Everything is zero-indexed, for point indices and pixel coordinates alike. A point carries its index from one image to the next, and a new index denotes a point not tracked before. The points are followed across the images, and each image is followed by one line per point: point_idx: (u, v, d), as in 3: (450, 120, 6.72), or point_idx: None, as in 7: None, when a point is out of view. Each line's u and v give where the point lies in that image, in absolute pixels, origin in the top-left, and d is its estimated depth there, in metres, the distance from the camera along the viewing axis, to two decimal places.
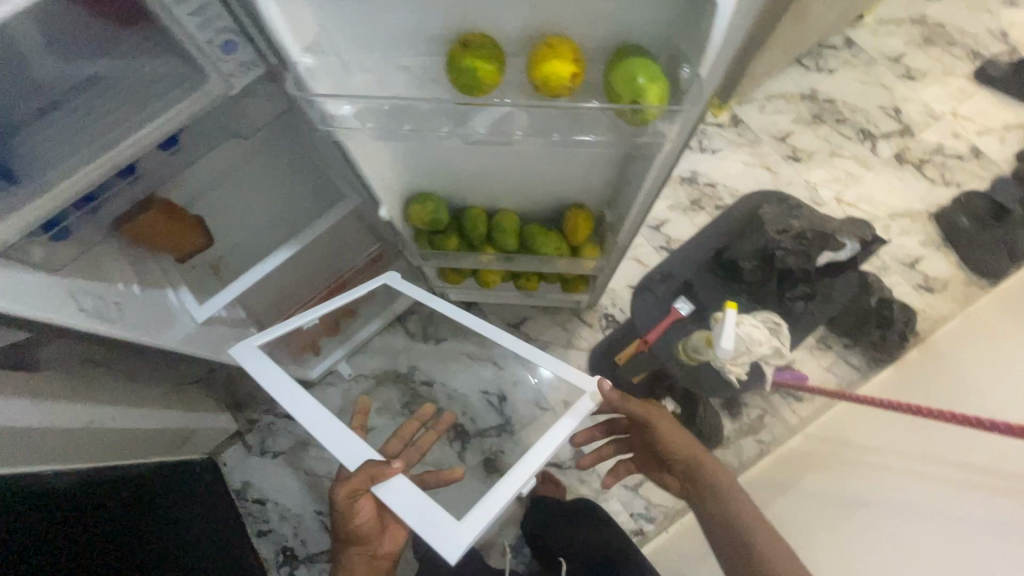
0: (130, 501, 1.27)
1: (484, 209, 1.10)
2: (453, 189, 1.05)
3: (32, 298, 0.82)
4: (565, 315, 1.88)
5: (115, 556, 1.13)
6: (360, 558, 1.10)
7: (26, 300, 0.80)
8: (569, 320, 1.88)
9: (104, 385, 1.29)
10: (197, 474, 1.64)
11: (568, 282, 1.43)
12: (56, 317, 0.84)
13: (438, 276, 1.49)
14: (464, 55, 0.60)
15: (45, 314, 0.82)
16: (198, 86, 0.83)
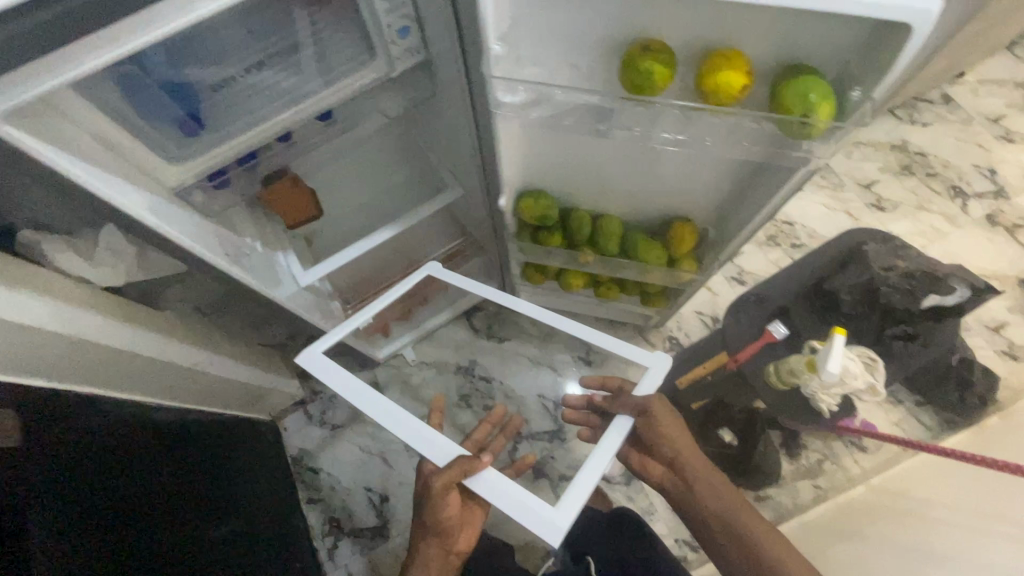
0: (208, 440, 1.37)
1: (590, 212, 1.15)
2: (566, 189, 1.10)
3: (198, 234, 0.90)
4: (629, 331, 1.89)
5: (194, 487, 1.23)
6: (438, 552, 1.15)
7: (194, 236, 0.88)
8: (632, 337, 1.89)
9: (208, 333, 1.37)
10: (262, 433, 1.72)
11: (650, 297, 1.45)
12: (213, 256, 0.92)
13: (521, 274, 1.54)
14: (645, 58, 0.64)
15: (206, 251, 0.90)
16: (364, 64, 0.89)
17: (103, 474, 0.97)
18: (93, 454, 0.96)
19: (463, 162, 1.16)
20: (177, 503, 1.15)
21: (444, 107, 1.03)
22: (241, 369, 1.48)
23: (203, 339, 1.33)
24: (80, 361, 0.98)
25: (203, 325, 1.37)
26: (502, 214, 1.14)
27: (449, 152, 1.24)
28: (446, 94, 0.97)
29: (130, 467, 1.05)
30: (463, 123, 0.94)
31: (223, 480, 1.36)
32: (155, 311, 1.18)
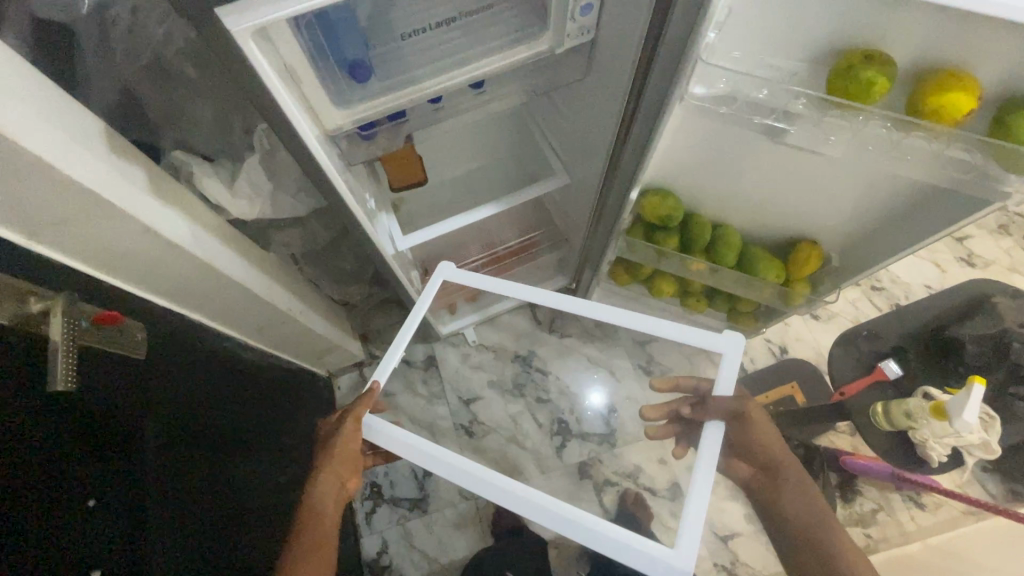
0: (276, 387, 1.38)
1: (710, 220, 1.13)
2: (693, 194, 1.08)
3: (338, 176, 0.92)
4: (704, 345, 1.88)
5: (260, 427, 1.26)
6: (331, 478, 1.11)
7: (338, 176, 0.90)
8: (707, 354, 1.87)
9: (297, 281, 1.38)
10: (319, 388, 1.73)
11: (737, 313, 1.43)
12: (346, 194, 0.94)
13: (607, 270, 1.55)
14: (871, 67, 0.63)
15: (342, 192, 0.93)
16: (534, 37, 0.89)
17: (201, 397, 1.01)
18: (196, 376, 1.00)
19: (588, 151, 1.15)
20: (248, 438, 1.20)
21: (591, 91, 1.02)
22: (320, 322, 1.49)
23: (295, 288, 1.34)
24: (203, 291, 0.99)
25: (294, 273, 1.37)
26: (620, 209, 1.13)
27: (572, 137, 1.23)
28: (600, 78, 0.96)
29: (218, 395, 1.08)
30: (614, 112, 0.94)
31: (282, 427, 1.38)
32: (263, 253, 1.20)
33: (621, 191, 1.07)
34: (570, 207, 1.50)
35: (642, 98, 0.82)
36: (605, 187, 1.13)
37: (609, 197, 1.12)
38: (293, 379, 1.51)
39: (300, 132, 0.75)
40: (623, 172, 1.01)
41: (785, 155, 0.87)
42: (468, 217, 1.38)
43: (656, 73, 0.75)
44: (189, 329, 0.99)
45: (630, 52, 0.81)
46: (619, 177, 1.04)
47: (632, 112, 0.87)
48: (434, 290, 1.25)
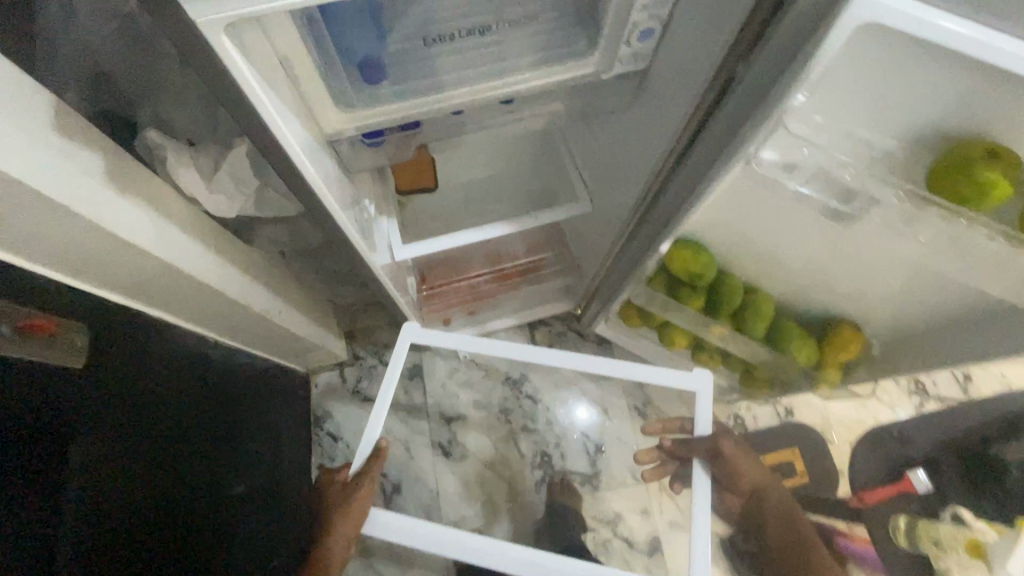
0: (245, 387, 1.27)
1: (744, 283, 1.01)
2: (731, 255, 0.96)
3: (331, 184, 0.80)
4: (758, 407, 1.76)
5: (233, 435, 1.20)
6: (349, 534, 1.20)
7: (328, 185, 0.78)
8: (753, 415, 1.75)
9: (281, 276, 1.25)
10: (294, 385, 1.62)
11: (748, 376, 1.32)
12: (336, 206, 0.82)
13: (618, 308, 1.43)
14: (990, 168, 0.51)
15: (332, 201, 0.80)
16: (579, 55, 0.77)
17: (165, 414, 0.93)
18: (162, 393, 0.92)
19: (619, 185, 1.02)
20: (220, 448, 1.14)
21: (636, 121, 0.89)
22: (301, 321, 1.36)
23: (278, 284, 1.22)
24: (165, 287, 0.87)
25: (279, 267, 1.25)
26: (646, 255, 1.01)
27: (604, 165, 1.10)
28: (648, 110, 0.84)
29: (186, 405, 1.01)
30: (660, 152, 0.81)
31: (253, 432, 1.31)
32: (245, 245, 1.08)
33: (652, 238, 0.96)
34: (588, 236, 1.38)
35: (700, 142, 0.70)
36: (635, 230, 1.01)
37: (638, 240, 1.00)
38: (265, 377, 1.40)
39: (284, 140, 0.64)
40: (660, 215, 0.89)
41: (855, 236, 0.74)
42: (476, 235, 1.26)
43: (720, 120, 0.64)
44: (152, 339, 0.90)
45: (691, 90, 0.68)
46: (653, 221, 0.92)
47: (684, 156, 0.75)
48: (404, 351, 1.28)
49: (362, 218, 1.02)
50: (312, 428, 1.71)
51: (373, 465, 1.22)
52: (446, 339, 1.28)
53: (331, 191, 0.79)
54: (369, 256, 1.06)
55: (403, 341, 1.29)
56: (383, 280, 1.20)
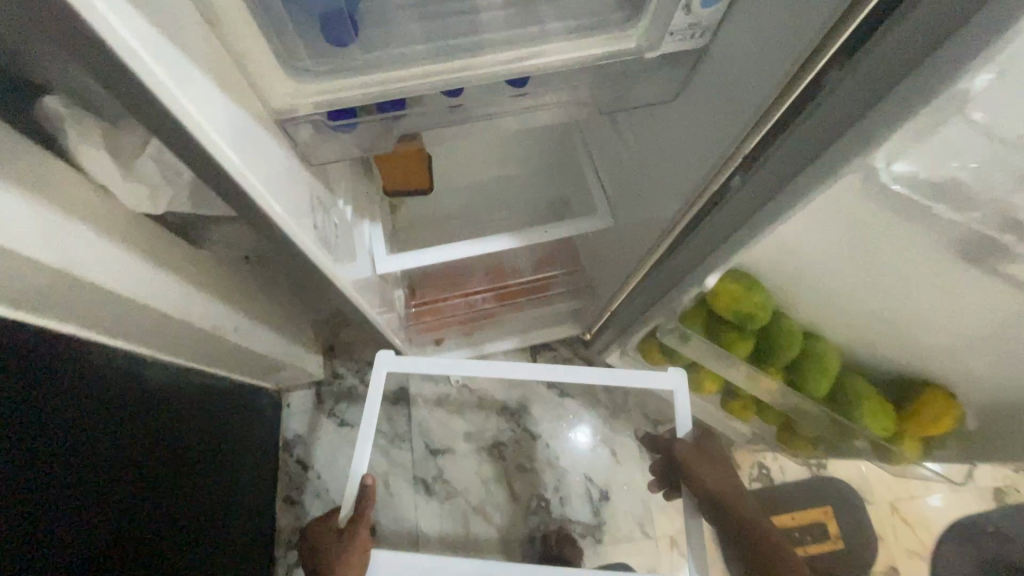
0: (200, 416, 1.08)
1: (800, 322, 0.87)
2: (790, 291, 0.82)
3: (271, 179, 0.62)
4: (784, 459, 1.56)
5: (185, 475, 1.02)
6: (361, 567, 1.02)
7: (265, 178, 0.61)
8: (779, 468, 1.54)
9: (243, 284, 1.06)
10: (260, 406, 1.42)
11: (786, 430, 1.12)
12: (276, 207, 0.64)
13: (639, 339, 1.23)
14: None
15: (272, 200, 0.63)
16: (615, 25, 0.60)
17: (89, 467, 0.75)
18: (85, 439, 0.75)
19: (657, 193, 0.86)
20: (169, 493, 0.96)
21: (687, 112, 0.73)
22: (267, 338, 1.17)
23: (236, 294, 1.03)
24: (66, 297, 0.68)
25: (242, 274, 1.06)
26: (685, 279, 0.84)
27: (635, 170, 0.93)
28: (709, 97, 0.68)
29: (118, 439, 0.82)
30: (727, 147, 0.66)
31: (211, 471, 1.13)
32: (193, 249, 0.89)
33: (699, 258, 0.79)
34: (607, 254, 1.19)
35: (799, 130, 0.54)
36: (676, 249, 0.84)
37: (682, 258, 0.83)
38: (224, 398, 1.21)
39: (193, 124, 0.47)
40: (714, 228, 0.73)
41: (967, 274, 0.62)
42: (473, 250, 1.06)
43: (840, 97, 0.47)
44: (60, 369, 0.72)
45: (791, 58, 0.53)
46: (704, 235, 0.75)
47: (766, 153, 0.60)
48: (380, 377, 1.09)
49: (330, 220, 0.83)
50: (280, 453, 1.52)
51: (364, 511, 1.05)
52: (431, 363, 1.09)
53: (270, 189, 0.62)
54: (337, 271, 0.87)
55: (378, 366, 1.10)
56: (354, 298, 1.00)
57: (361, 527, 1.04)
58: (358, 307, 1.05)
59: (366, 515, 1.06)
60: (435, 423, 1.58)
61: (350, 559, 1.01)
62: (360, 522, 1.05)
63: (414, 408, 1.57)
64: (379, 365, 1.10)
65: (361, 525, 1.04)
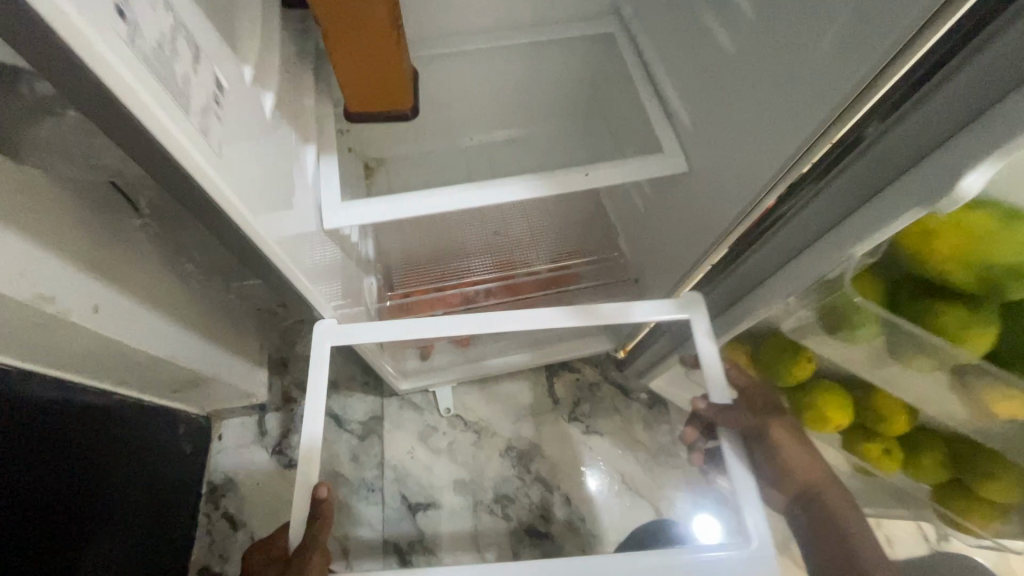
0: (30, 451, 0.67)
1: None
2: None
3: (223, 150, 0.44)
4: (896, 530, 1.13)
5: None
6: None
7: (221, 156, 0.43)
8: (889, 543, 1.12)
9: (131, 252, 0.69)
10: (174, 439, 1.02)
11: (946, 484, 0.74)
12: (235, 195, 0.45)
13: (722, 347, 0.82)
14: None
15: (229, 188, 0.45)
16: None
17: None
18: None
19: (707, 196, 0.69)
20: None
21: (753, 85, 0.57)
22: (169, 336, 0.78)
23: (114, 260, 0.65)
24: None
25: (129, 234, 0.69)
26: (745, 300, 0.69)
27: (707, 123, 0.66)
28: (782, 62, 0.52)
29: None
30: (818, 123, 0.48)
31: (53, 539, 0.71)
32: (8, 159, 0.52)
33: (771, 273, 0.64)
34: (669, 230, 0.83)
35: (943, 94, 0.39)
36: (738, 263, 0.69)
37: (746, 270, 0.67)
38: (98, 427, 0.80)
39: None
40: (790, 237, 0.58)
41: None
42: (482, 200, 0.68)
43: None
44: None
45: None
46: (779, 245, 0.60)
47: (862, 146, 0.46)
48: (327, 360, 0.72)
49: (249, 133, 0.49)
50: (201, 505, 1.10)
51: (319, 526, 0.63)
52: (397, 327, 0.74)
53: (225, 169, 0.44)
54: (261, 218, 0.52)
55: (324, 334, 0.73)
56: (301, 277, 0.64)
57: (313, 554, 0.60)
58: (308, 292, 0.67)
59: (325, 529, 0.64)
60: (417, 469, 1.15)
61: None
62: (310, 542, 0.61)
63: (390, 446, 1.17)
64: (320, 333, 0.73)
65: (313, 549, 0.61)
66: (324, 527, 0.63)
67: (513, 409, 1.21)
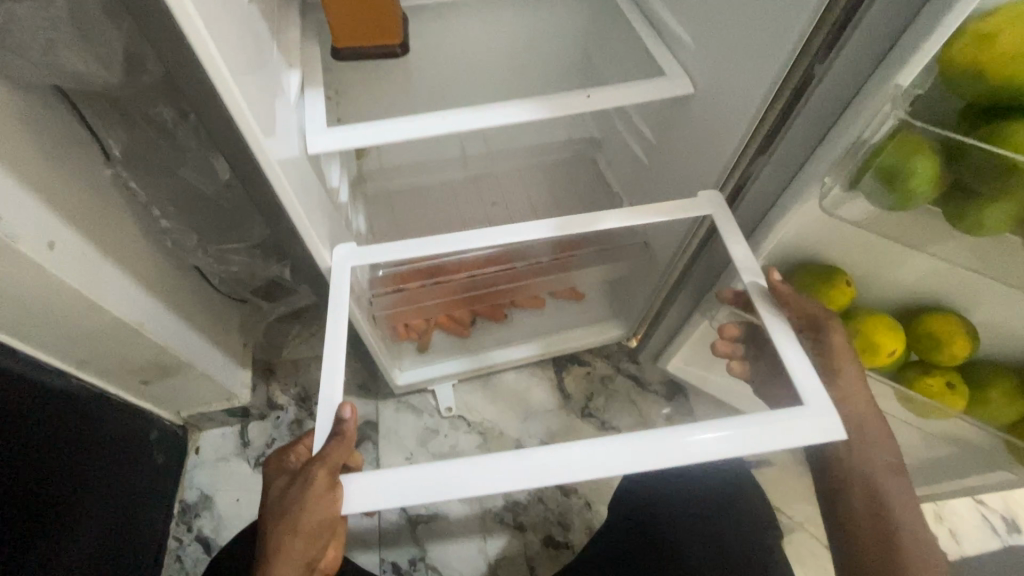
0: None
1: None
2: None
3: (219, 32, 0.46)
4: (964, 520, 1.00)
5: None
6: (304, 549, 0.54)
7: (221, 40, 0.46)
8: (957, 534, 0.98)
9: (97, 198, 0.65)
10: (144, 446, 0.91)
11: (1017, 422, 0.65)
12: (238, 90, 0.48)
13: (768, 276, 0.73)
14: None
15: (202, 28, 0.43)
16: None
17: None
18: None
19: (707, 139, 0.69)
20: None
21: (741, 9, 0.58)
22: (138, 303, 0.71)
23: (72, 198, 0.61)
24: None
25: (96, 179, 0.65)
26: (750, 238, 0.68)
27: (703, 41, 0.65)
28: None
29: None
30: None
31: None
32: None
33: (772, 203, 0.64)
34: (676, 172, 0.78)
35: None
36: (738, 202, 0.69)
37: (746, 209, 0.67)
38: (58, 410, 0.72)
39: None
40: (785, 159, 0.59)
41: None
42: (470, 122, 0.65)
43: None
44: None
45: None
46: (776, 169, 0.61)
47: (838, 46, 0.48)
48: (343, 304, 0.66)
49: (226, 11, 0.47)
50: (172, 527, 0.97)
51: (335, 446, 0.54)
52: (414, 250, 0.70)
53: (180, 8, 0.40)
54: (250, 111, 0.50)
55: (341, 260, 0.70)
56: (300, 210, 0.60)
57: (320, 472, 0.52)
58: (305, 231, 0.62)
59: (348, 450, 0.55)
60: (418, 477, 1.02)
61: (307, 514, 0.52)
62: (322, 454, 0.53)
63: (387, 453, 1.04)
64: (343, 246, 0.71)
65: (319, 466, 0.52)
66: (343, 447, 0.54)
67: (521, 406, 1.10)
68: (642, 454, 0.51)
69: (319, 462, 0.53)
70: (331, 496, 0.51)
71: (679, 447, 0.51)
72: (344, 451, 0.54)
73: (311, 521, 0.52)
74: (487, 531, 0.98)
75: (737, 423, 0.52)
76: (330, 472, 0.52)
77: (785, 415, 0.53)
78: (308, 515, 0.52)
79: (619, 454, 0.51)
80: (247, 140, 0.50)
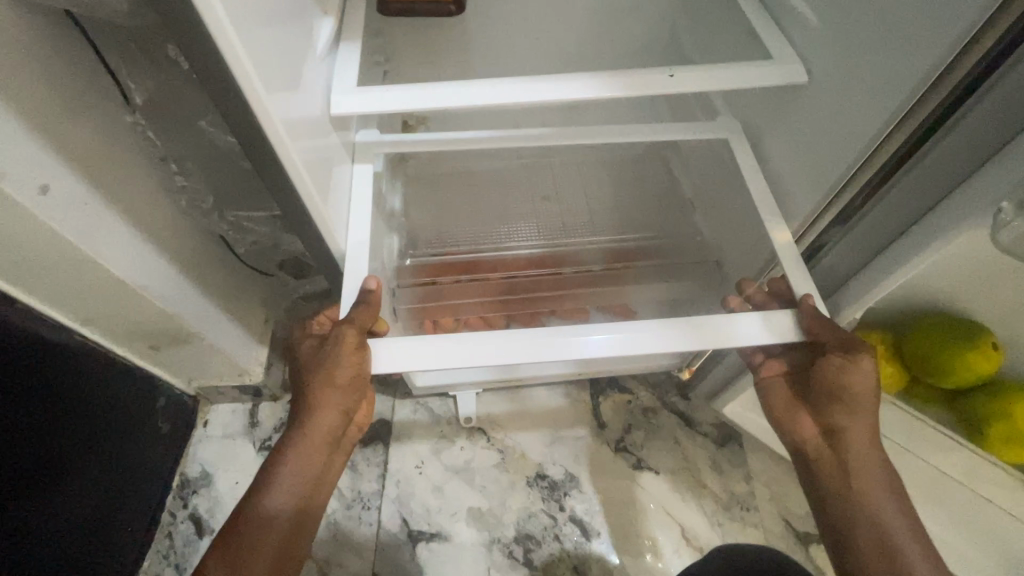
0: None
1: None
2: None
3: None
4: None
5: None
6: (335, 405, 0.59)
7: None
8: None
9: (111, 147, 0.60)
10: (149, 414, 0.87)
11: None
12: (240, 34, 0.40)
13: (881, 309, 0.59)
14: None
15: None
16: None
17: None
18: None
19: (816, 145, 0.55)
20: None
21: None
22: (142, 264, 0.65)
23: (79, 140, 0.55)
24: None
25: (114, 127, 0.60)
26: (838, 292, 0.61)
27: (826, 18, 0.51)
28: None
29: None
30: None
31: None
32: None
33: (890, 242, 0.54)
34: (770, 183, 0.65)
35: None
36: (838, 236, 0.59)
37: (850, 244, 0.58)
38: (57, 367, 0.68)
39: None
40: (931, 175, 0.48)
41: None
42: (522, 93, 0.54)
43: None
44: None
45: None
46: (902, 199, 0.51)
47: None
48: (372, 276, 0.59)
49: None
50: (169, 500, 0.93)
51: (363, 312, 0.56)
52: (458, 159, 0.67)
53: None
54: (256, 67, 0.42)
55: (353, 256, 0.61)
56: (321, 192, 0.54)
57: (349, 329, 0.55)
58: (324, 229, 0.56)
59: (374, 317, 0.58)
60: (426, 490, 0.93)
61: (341, 369, 0.56)
62: (350, 317, 0.56)
63: (396, 457, 0.96)
64: (362, 197, 0.64)
65: (350, 324, 0.55)
66: (370, 313, 0.57)
67: (547, 427, 0.98)
68: (626, 336, 0.56)
69: (348, 323, 0.56)
70: (361, 353, 0.55)
71: (657, 335, 0.56)
72: (366, 309, 0.57)
73: (344, 376, 0.56)
74: (493, 564, 0.87)
75: (712, 322, 0.56)
76: (358, 333, 0.55)
77: (754, 321, 0.57)
78: (337, 369, 0.56)
79: (612, 333, 0.56)
80: (254, 97, 0.42)
